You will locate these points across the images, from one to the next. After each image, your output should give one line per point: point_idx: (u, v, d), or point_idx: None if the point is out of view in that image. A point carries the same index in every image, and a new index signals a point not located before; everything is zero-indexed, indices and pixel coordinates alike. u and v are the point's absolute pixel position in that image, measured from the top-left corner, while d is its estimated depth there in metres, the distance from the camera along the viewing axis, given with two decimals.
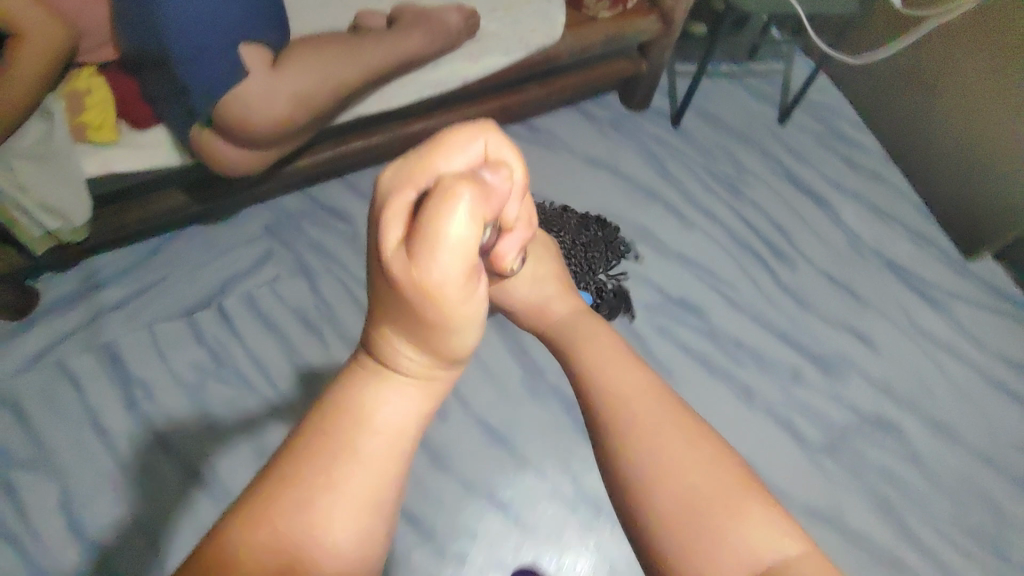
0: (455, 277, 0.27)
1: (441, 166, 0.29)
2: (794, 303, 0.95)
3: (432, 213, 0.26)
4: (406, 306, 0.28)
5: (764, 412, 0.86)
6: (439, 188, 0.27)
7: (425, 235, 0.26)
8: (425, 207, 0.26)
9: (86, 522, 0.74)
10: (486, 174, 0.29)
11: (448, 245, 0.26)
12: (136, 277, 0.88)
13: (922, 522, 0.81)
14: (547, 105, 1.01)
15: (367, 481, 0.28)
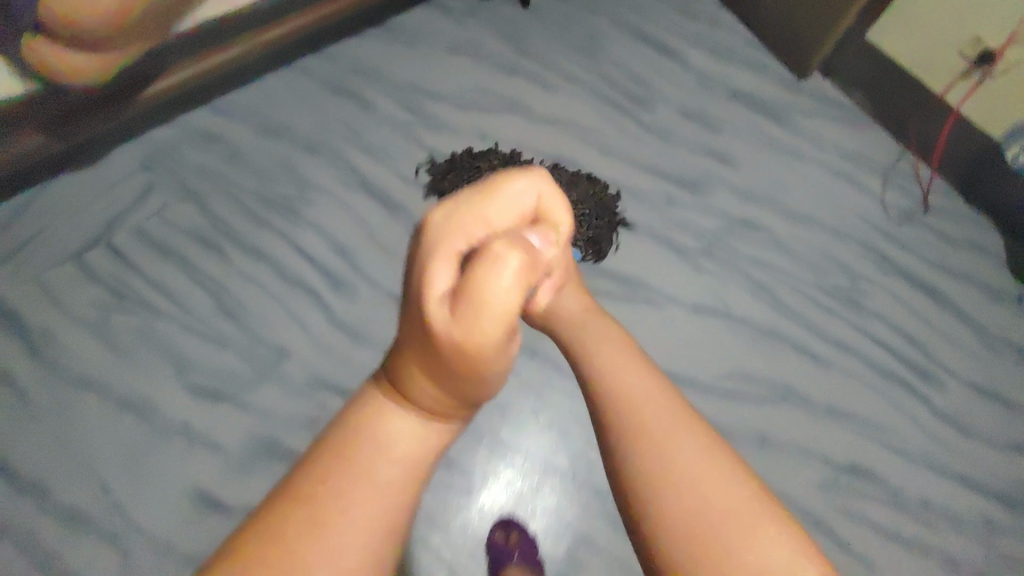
0: (495, 334, 0.27)
1: (493, 207, 0.30)
2: (658, 140, 1.04)
3: (478, 276, 0.26)
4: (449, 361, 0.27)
5: (646, 233, 0.96)
6: (486, 252, 0.27)
7: (476, 296, 0.26)
8: (471, 271, 0.26)
9: (17, 467, 0.74)
10: (531, 234, 0.32)
11: (492, 307, 0.26)
12: (10, 232, 0.84)
13: (792, 297, 0.94)
14: (376, 13, 1.06)
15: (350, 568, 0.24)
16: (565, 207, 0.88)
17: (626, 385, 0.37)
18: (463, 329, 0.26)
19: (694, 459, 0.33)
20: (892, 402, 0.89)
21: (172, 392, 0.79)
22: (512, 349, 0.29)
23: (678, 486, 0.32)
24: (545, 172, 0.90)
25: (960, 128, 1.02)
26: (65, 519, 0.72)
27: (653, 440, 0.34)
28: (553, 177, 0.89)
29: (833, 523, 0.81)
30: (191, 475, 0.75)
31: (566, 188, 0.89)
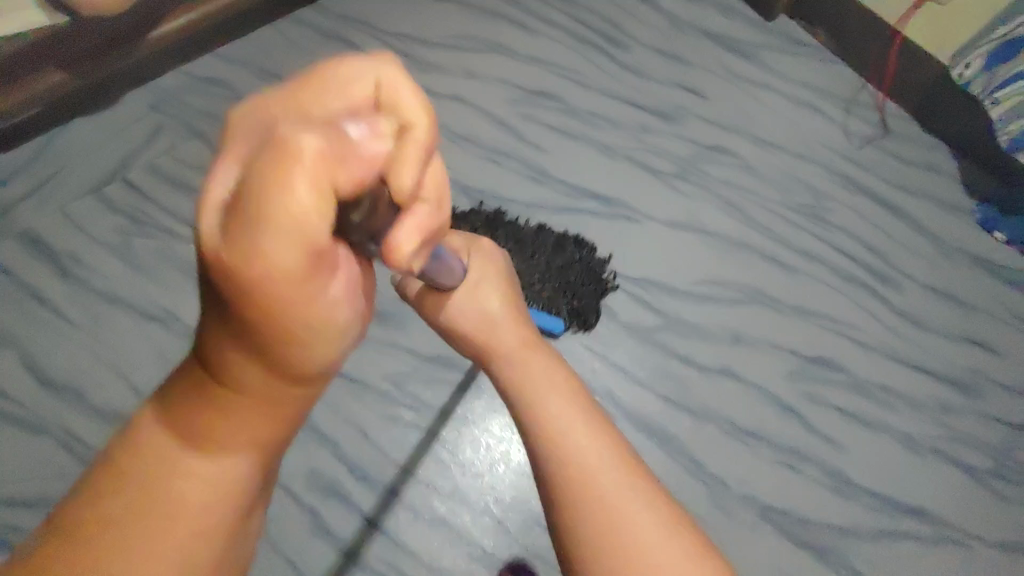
0: (285, 261, 0.28)
1: (320, 102, 0.32)
2: (634, 76, 1.12)
3: (258, 184, 0.26)
4: (236, 277, 0.29)
5: (624, 160, 1.03)
6: (274, 150, 0.26)
7: (263, 210, 0.27)
8: (257, 171, 0.26)
9: (53, 373, 0.80)
10: (349, 125, 0.30)
11: (277, 220, 0.27)
12: (35, 168, 0.91)
13: (761, 212, 1.02)
14: None
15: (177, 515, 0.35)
16: (553, 273, 0.86)
17: (569, 448, 0.50)
18: (239, 250, 0.28)
19: (606, 482, 0.49)
20: (853, 302, 0.97)
21: (192, 305, 0.86)
22: (330, 292, 0.32)
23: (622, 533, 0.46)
24: (533, 236, 0.89)
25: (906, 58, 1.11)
26: (98, 417, 0.79)
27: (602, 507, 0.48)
28: (537, 241, 0.88)
29: (803, 408, 0.87)
30: None
31: (555, 255, 0.88)
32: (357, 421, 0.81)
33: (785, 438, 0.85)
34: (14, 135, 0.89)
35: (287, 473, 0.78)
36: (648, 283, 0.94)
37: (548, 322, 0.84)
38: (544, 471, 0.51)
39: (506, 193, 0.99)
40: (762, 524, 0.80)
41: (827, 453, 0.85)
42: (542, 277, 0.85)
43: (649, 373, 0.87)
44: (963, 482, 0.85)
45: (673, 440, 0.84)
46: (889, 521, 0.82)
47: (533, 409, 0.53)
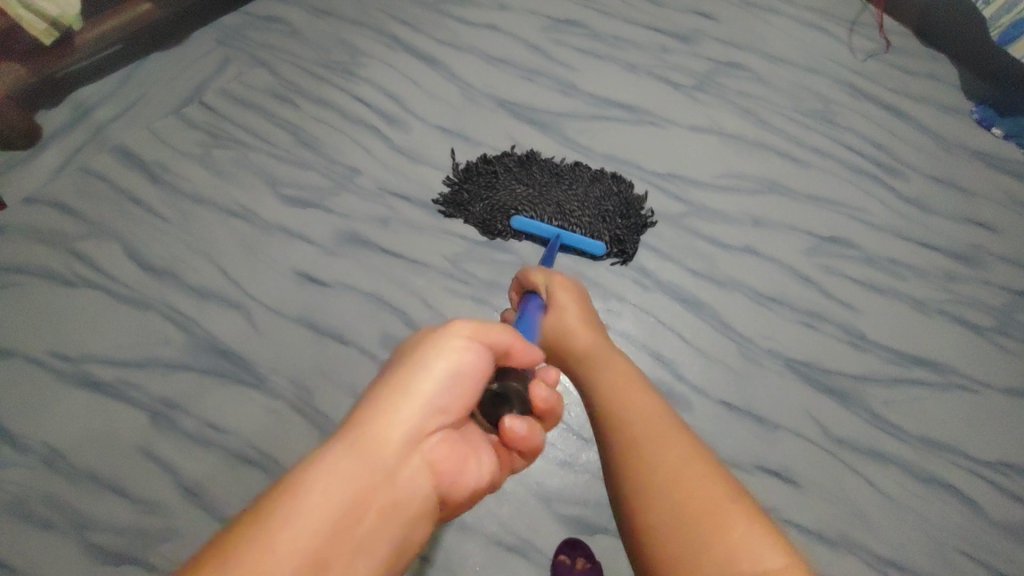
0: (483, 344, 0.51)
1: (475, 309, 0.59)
2: (650, 4, 1.22)
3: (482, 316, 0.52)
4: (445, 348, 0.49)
5: (646, 74, 1.13)
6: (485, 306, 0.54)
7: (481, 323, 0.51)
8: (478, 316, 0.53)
9: (155, 261, 0.91)
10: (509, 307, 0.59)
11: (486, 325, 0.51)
12: (121, 95, 1.02)
13: (774, 116, 1.11)
14: None
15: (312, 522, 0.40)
16: (595, 206, 0.92)
17: (628, 420, 0.59)
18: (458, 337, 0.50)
19: (673, 475, 0.52)
20: (862, 189, 1.06)
21: (270, 202, 0.96)
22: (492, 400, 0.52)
23: (647, 470, 0.53)
24: (581, 176, 0.95)
25: None
26: (196, 295, 0.89)
27: (634, 439, 0.56)
28: (576, 174, 0.95)
29: (819, 278, 0.97)
30: (292, 260, 0.92)
31: (599, 194, 0.93)
32: (423, 294, 0.91)
33: (805, 303, 0.95)
34: (97, 68, 1.02)
35: (364, 338, 0.88)
36: (675, 177, 1.03)
37: (590, 244, 0.90)
38: (605, 428, 0.60)
39: (540, 104, 1.08)
40: (788, 373, 0.90)
41: (843, 315, 0.94)
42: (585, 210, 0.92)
43: (679, 252, 0.97)
44: (966, 338, 0.95)
45: (705, 307, 0.93)
46: (903, 370, 0.92)
47: (613, 412, 0.60)
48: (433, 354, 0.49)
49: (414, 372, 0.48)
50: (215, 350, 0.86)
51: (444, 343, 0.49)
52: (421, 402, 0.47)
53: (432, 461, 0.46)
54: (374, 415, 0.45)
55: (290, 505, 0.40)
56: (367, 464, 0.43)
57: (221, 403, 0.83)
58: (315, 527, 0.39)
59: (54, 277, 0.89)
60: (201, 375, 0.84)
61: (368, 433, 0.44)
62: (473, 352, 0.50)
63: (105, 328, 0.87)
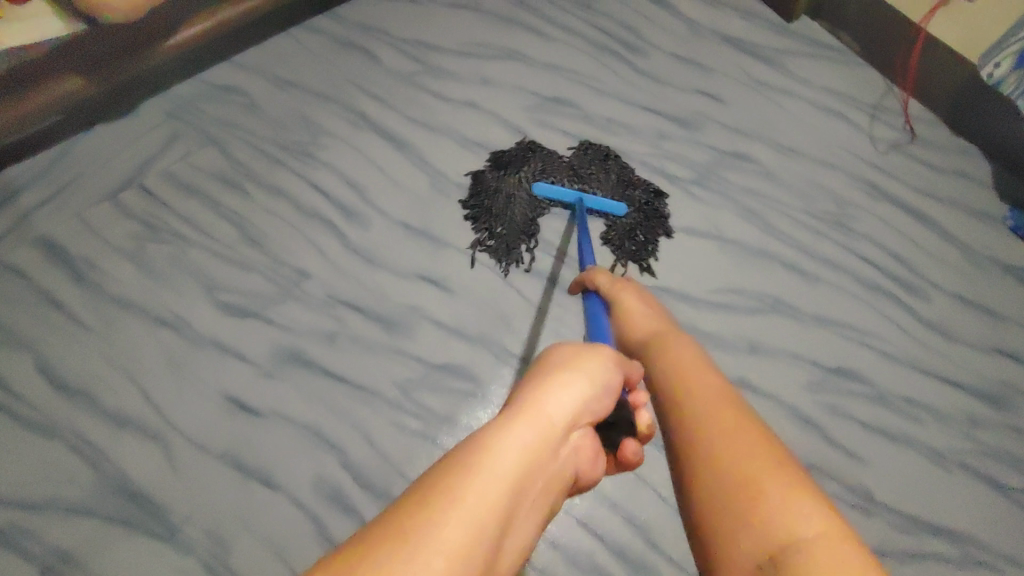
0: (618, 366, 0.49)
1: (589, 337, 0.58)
2: (651, 81, 1.10)
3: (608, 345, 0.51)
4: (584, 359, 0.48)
5: (640, 165, 1.02)
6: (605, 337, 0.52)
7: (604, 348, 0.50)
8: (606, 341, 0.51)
9: (68, 377, 0.81)
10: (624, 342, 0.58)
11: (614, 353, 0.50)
12: (52, 177, 0.93)
13: (780, 218, 0.99)
14: None
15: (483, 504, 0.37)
16: (610, 182, 0.96)
17: (685, 385, 0.52)
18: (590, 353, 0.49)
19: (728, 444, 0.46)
20: (876, 310, 0.93)
21: (205, 309, 0.86)
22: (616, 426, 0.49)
23: (699, 442, 0.47)
24: (595, 159, 0.99)
25: (927, 66, 1.09)
26: (110, 421, 0.79)
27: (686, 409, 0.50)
28: (580, 154, 0.99)
29: (822, 421, 0.84)
30: (222, 382, 0.82)
31: (613, 175, 0.97)
32: (365, 429, 0.80)
33: (805, 451, 0.82)
34: (22, 147, 0.91)
35: (294, 481, 0.77)
36: (664, 290, 0.91)
37: (611, 205, 0.92)
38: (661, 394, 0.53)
39: None
40: None
41: (848, 469, 0.82)
42: (601, 187, 0.95)
43: None
44: (992, 502, 0.82)
45: None
46: (915, 541, 0.79)
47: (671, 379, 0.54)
48: (587, 360, 0.48)
49: (568, 373, 0.46)
50: (124, 489, 0.76)
51: (595, 353, 0.49)
52: (575, 402, 0.45)
53: (578, 454, 0.45)
54: (539, 398, 0.44)
55: (468, 478, 0.38)
56: (540, 439, 0.42)
57: (123, 557, 0.73)
58: (501, 485, 0.38)
59: None
60: (104, 520, 0.74)
61: (538, 411, 0.43)
62: (616, 370, 0.49)
63: (3, 457, 0.77)
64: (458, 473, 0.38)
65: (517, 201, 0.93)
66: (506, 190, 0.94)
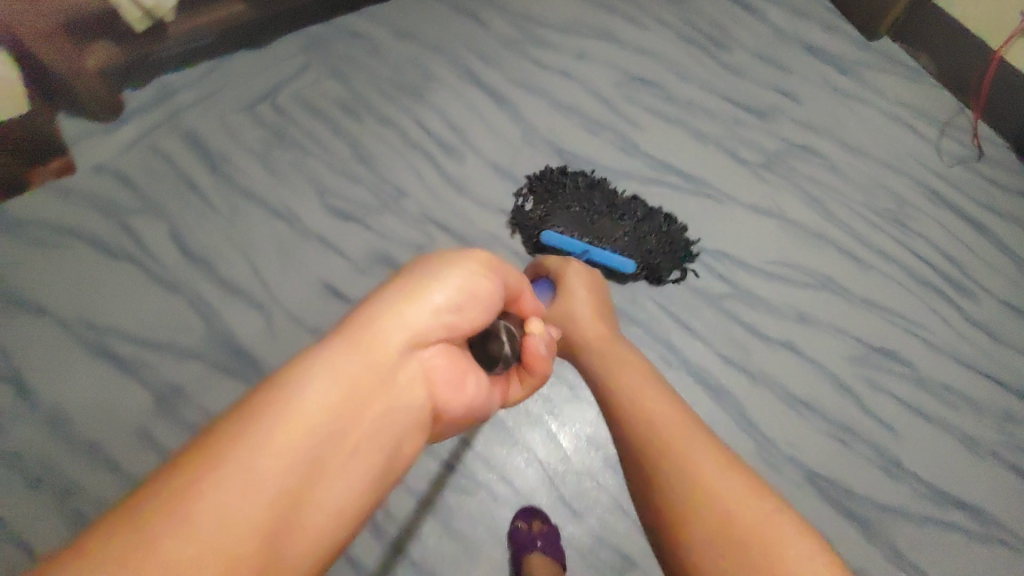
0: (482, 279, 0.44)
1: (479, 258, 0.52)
2: (734, 75, 1.19)
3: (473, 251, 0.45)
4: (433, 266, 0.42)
5: (714, 145, 1.10)
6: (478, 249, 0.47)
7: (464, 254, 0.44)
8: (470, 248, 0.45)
9: (194, 247, 0.94)
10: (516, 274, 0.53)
11: (480, 264, 0.44)
12: (203, 85, 1.07)
13: (840, 208, 1.05)
14: None
15: (275, 450, 0.30)
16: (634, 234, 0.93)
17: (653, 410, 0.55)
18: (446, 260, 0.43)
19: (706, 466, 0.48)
20: (924, 302, 0.98)
21: (314, 209, 0.98)
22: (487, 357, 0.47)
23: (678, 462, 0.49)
24: (618, 206, 0.95)
25: (1002, 90, 1.14)
26: (224, 287, 0.91)
27: (654, 432, 0.52)
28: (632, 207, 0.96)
29: (860, 390, 0.90)
30: (322, 271, 0.93)
31: (633, 224, 0.94)
32: None
33: (839, 413, 0.88)
34: (184, 57, 1.06)
35: None
36: (724, 255, 0.99)
37: (619, 260, 0.89)
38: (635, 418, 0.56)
39: (598, 157, 1.07)
40: (807, 486, 0.83)
41: (879, 435, 0.87)
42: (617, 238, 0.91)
43: (713, 333, 0.92)
44: (1018, 489, 0.85)
45: (731, 396, 0.88)
46: (936, 509, 0.83)
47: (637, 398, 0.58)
48: (447, 270, 0.42)
49: (421, 283, 0.40)
50: (230, 344, 0.87)
51: (457, 262, 0.43)
52: (421, 317, 0.39)
53: (429, 376, 0.39)
54: (380, 322, 0.37)
55: (250, 425, 0.31)
56: (372, 365, 0.36)
57: (224, 400, 0.84)
58: (307, 426, 0.32)
59: (101, 246, 0.93)
60: (211, 367, 0.86)
61: (372, 335, 0.36)
62: (475, 278, 0.43)
63: (134, 303, 0.89)
64: (238, 421, 0.31)
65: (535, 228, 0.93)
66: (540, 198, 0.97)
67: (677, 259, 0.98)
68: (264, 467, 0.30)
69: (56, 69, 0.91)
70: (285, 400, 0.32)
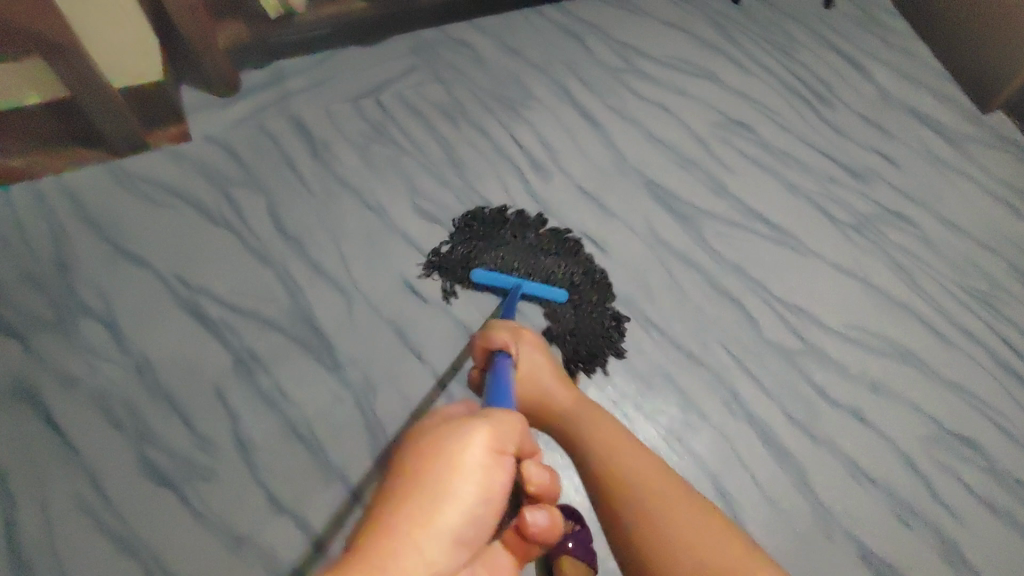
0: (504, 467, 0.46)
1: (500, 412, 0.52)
2: (832, 132, 1.17)
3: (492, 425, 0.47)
4: (449, 461, 0.44)
5: (805, 199, 1.08)
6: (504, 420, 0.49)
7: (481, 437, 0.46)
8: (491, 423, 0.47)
9: (288, 226, 0.98)
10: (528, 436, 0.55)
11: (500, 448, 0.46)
12: (314, 74, 1.13)
13: (931, 282, 1.02)
14: None
15: None
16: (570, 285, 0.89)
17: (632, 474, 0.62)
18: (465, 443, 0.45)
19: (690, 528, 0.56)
20: (1009, 392, 0.94)
21: (403, 207, 1.02)
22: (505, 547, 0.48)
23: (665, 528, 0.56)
24: (562, 251, 0.92)
25: None
26: (310, 268, 0.95)
27: (641, 496, 0.59)
28: (580, 254, 0.92)
29: (928, 472, 0.87)
30: (403, 267, 0.96)
31: (575, 273, 0.91)
32: None
33: (904, 492, 0.85)
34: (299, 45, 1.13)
35: (442, 363, 0.90)
36: (802, 311, 0.97)
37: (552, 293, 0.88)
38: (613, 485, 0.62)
39: (684, 195, 1.07)
40: (860, 561, 0.81)
41: (945, 522, 0.84)
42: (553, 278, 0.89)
43: (782, 389, 0.91)
44: None
45: (791, 457, 0.86)
46: None
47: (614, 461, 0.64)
48: (461, 476, 0.43)
49: (448, 487, 0.43)
50: (309, 323, 0.91)
51: (470, 457, 0.44)
52: (450, 526, 0.41)
53: None
54: (400, 544, 0.39)
55: None
56: None
57: (297, 375, 0.88)
58: None
59: (205, 212, 0.99)
60: (290, 342, 0.90)
61: (402, 558, 0.39)
62: (499, 462, 0.45)
63: (227, 271, 0.94)
64: None
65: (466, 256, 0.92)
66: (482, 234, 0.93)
67: (753, 309, 0.97)
68: None
69: (188, 38, 0.99)
70: None
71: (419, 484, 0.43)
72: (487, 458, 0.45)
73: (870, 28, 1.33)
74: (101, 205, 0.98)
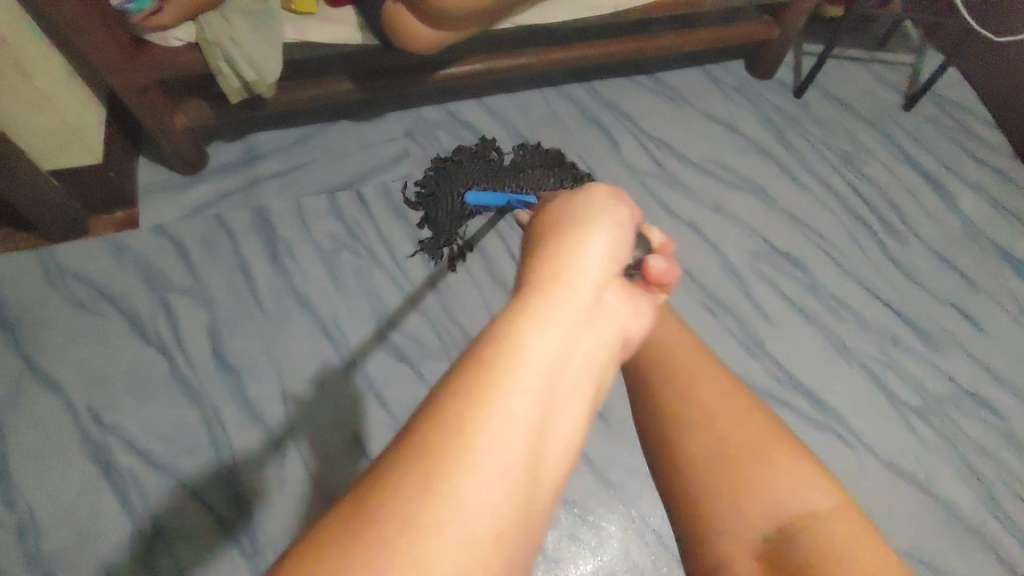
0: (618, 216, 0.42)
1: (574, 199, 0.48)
2: (901, 275, 0.96)
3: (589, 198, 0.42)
4: (559, 223, 0.39)
5: (859, 366, 0.88)
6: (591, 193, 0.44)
7: (581, 206, 0.41)
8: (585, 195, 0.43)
9: (228, 353, 0.83)
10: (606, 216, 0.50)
11: (608, 209, 0.42)
12: (291, 155, 0.98)
13: (1011, 498, 0.82)
14: (650, 64, 1.12)
15: (500, 466, 0.26)
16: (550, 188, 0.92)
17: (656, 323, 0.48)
18: (569, 213, 0.40)
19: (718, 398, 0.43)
20: None
21: (368, 338, 0.85)
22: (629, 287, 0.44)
23: (683, 396, 0.43)
24: (522, 164, 0.95)
25: None
26: (245, 410, 0.79)
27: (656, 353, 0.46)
28: (538, 157, 0.96)
29: None
30: (356, 418, 0.80)
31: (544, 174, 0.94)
32: None
33: None
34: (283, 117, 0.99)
35: None
36: None
37: (539, 199, 0.88)
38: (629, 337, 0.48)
39: (711, 349, 0.87)
40: None
41: None
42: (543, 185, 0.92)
43: None
44: None
45: None
46: None
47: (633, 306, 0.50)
48: (579, 236, 0.38)
49: (579, 228, 0.38)
50: (231, 487, 0.75)
51: (588, 217, 0.40)
52: (594, 257, 0.37)
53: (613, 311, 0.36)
54: (557, 279, 0.34)
55: (459, 436, 0.26)
56: (574, 303, 0.33)
57: (207, 558, 0.72)
58: (521, 431, 0.27)
59: (135, 324, 0.84)
60: (205, 508, 0.74)
61: (563, 280, 0.34)
62: (613, 211, 0.41)
63: (147, 403, 0.79)
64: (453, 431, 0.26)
65: (453, 198, 0.93)
66: (450, 186, 0.94)
67: None
68: (494, 474, 0.25)
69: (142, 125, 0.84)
70: (486, 418, 0.27)
71: (541, 245, 0.38)
72: (598, 214, 0.41)
73: (956, 139, 1.11)
74: (18, 304, 0.84)
